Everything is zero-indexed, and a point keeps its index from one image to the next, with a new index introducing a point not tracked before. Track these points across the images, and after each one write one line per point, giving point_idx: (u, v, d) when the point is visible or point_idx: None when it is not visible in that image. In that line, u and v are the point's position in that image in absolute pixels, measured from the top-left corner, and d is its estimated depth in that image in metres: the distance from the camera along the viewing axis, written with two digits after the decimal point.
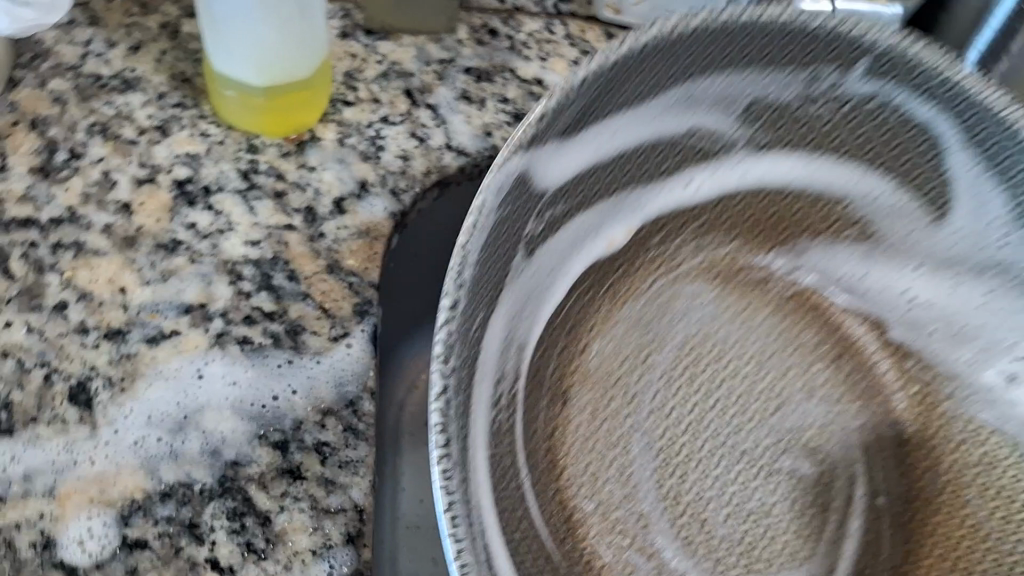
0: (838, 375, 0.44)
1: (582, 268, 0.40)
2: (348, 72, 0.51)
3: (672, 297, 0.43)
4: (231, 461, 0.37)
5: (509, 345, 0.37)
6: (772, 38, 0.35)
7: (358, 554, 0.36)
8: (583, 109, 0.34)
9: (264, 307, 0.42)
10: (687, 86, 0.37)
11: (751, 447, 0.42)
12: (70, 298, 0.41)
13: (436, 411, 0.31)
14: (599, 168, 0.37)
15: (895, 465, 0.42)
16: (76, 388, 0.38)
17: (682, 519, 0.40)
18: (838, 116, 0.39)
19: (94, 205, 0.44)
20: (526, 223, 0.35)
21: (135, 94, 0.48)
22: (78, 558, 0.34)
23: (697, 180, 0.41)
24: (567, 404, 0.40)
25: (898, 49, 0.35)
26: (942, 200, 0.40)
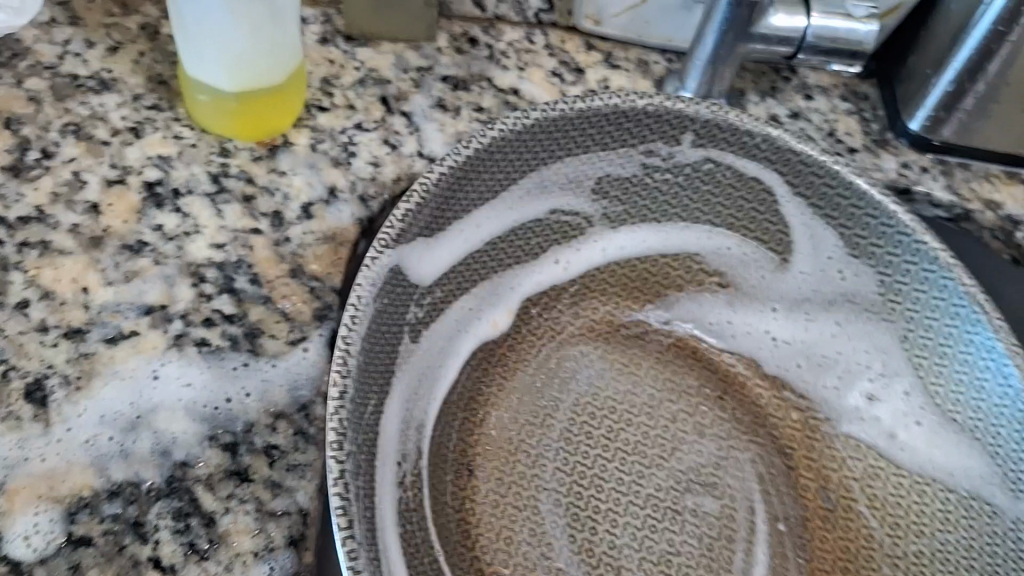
0: (724, 412, 0.49)
1: (471, 348, 0.48)
2: (326, 78, 0.51)
3: (561, 358, 0.49)
4: (180, 462, 0.38)
5: (407, 428, 0.43)
6: (610, 123, 0.47)
7: (298, 557, 0.36)
8: (443, 202, 0.44)
9: (224, 310, 0.42)
10: (539, 173, 0.48)
11: (654, 491, 0.45)
12: (33, 297, 0.41)
13: (335, 494, 0.33)
14: (472, 260, 0.47)
15: (788, 490, 0.47)
16: (32, 385, 0.39)
17: (598, 569, 0.43)
18: (678, 183, 0.50)
19: (62, 205, 0.44)
20: (405, 311, 0.43)
21: (110, 95, 0.49)
22: (21, 553, 0.35)
23: (567, 259, 0.52)
24: (472, 473, 0.44)
25: (713, 120, 0.47)
26: (782, 247, 0.51)
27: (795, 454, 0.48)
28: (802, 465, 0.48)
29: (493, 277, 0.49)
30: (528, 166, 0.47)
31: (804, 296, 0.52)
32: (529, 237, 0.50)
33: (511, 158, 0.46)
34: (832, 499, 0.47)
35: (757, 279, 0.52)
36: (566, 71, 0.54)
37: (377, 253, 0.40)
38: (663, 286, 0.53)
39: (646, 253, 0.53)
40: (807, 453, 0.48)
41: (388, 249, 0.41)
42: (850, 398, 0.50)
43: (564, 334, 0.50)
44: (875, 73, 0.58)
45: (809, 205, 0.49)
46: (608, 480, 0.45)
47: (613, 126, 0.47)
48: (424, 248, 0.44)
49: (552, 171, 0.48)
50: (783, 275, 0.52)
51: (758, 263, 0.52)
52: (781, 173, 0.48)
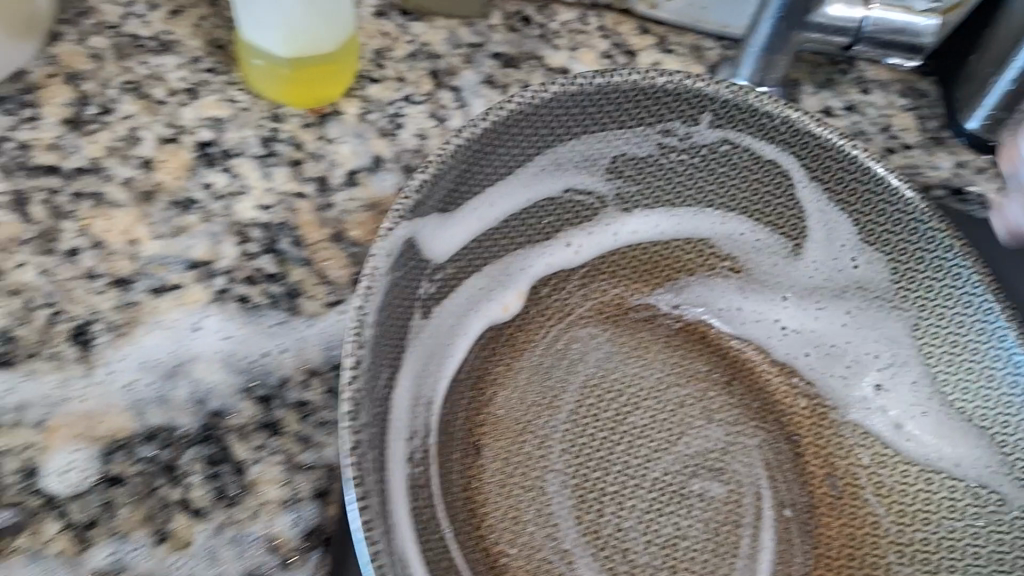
0: (734, 399, 0.49)
1: (480, 327, 0.48)
2: (379, 50, 0.52)
3: (570, 338, 0.49)
4: (214, 411, 0.39)
5: (416, 404, 0.42)
6: (629, 101, 0.46)
7: (323, 510, 0.37)
8: (461, 178, 0.43)
9: (266, 269, 0.43)
10: (551, 152, 0.47)
11: (660, 475, 0.45)
12: (84, 245, 0.43)
13: (351, 467, 0.32)
14: (485, 236, 0.47)
15: (795, 477, 0.46)
16: (78, 329, 0.40)
17: (603, 550, 0.42)
18: (694, 163, 0.50)
19: (117, 159, 0.46)
20: (417, 285, 0.43)
21: (169, 56, 0.50)
22: (58, 487, 0.36)
23: (577, 240, 0.51)
24: (479, 452, 0.44)
25: (734, 99, 0.47)
26: (796, 232, 0.50)
27: (801, 442, 0.48)
28: (809, 451, 0.47)
29: (497, 258, 0.48)
30: (543, 143, 0.46)
31: (819, 284, 0.51)
32: (539, 215, 0.49)
33: (527, 133, 0.45)
34: (838, 486, 0.46)
35: (768, 266, 0.52)
36: (617, 53, 0.54)
37: (393, 224, 0.39)
38: (673, 270, 0.52)
39: (656, 238, 0.52)
40: (813, 441, 0.48)
41: (402, 222, 0.40)
42: (856, 390, 0.50)
43: (572, 316, 0.50)
44: (934, 72, 0.57)
45: (828, 191, 0.48)
46: (614, 463, 0.45)
47: (630, 104, 0.46)
48: (440, 227, 0.44)
49: (567, 148, 0.47)
50: (794, 265, 0.51)
51: (770, 251, 0.51)
52: (799, 157, 0.48)
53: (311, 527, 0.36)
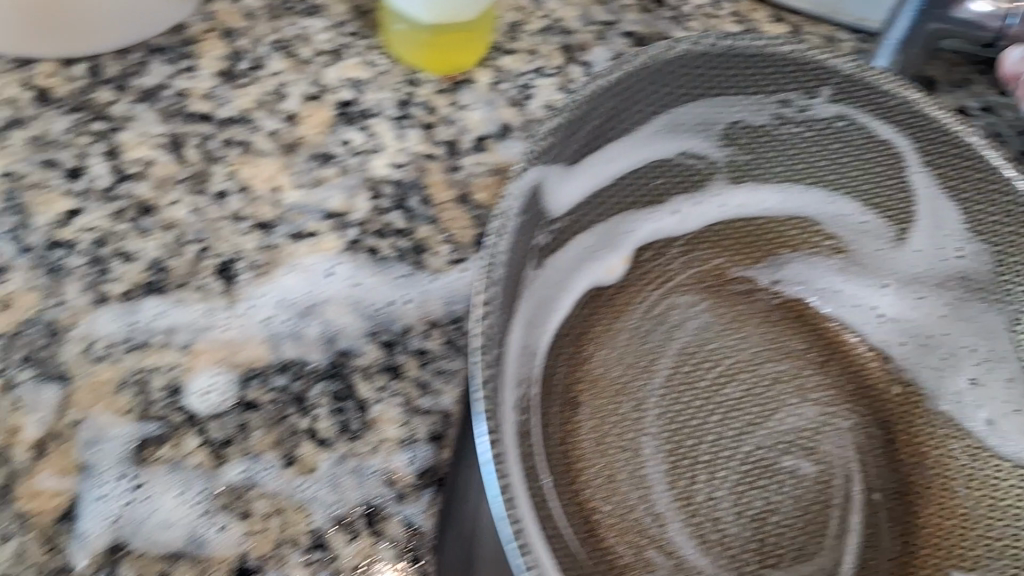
0: (827, 378, 0.49)
1: (585, 287, 0.48)
2: (514, 24, 0.54)
3: (669, 306, 0.49)
4: (342, 350, 0.41)
5: (526, 351, 0.42)
6: (753, 66, 0.47)
7: (437, 453, 0.39)
8: (593, 129, 0.45)
9: (396, 224, 0.46)
10: (667, 115, 0.48)
11: (752, 448, 0.45)
12: (232, 189, 0.46)
13: (481, 400, 0.34)
14: (600, 196, 0.48)
15: (885, 463, 0.47)
16: (223, 265, 0.43)
17: (694, 519, 0.42)
18: (808, 138, 0.50)
19: (265, 112, 0.49)
20: (535, 234, 0.43)
21: (317, 19, 0.53)
22: (199, 405, 0.39)
23: (684, 208, 0.52)
24: (576, 409, 0.44)
25: (855, 75, 0.48)
26: (905, 216, 0.51)
27: (894, 429, 0.48)
28: (901, 439, 0.48)
29: (607, 219, 0.49)
30: (662, 103, 0.48)
31: (915, 275, 0.52)
32: (653, 177, 0.50)
33: (653, 92, 0.47)
34: (928, 474, 0.47)
35: (872, 250, 0.53)
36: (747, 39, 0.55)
37: (524, 166, 0.41)
38: (777, 244, 0.53)
39: (761, 213, 0.53)
40: (905, 429, 0.49)
41: (534, 165, 0.42)
42: (949, 382, 0.50)
43: (672, 281, 0.50)
44: None
45: (938, 175, 0.49)
46: (708, 433, 0.45)
47: (754, 70, 0.48)
48: (565, 180, 0.45)
49: (688, 111, 0.49)
50: (896, 249, 0.52)
51: (875, 234, 0.52)
52: (914, 139, 0.49)
53: (426, 467, 0.38)
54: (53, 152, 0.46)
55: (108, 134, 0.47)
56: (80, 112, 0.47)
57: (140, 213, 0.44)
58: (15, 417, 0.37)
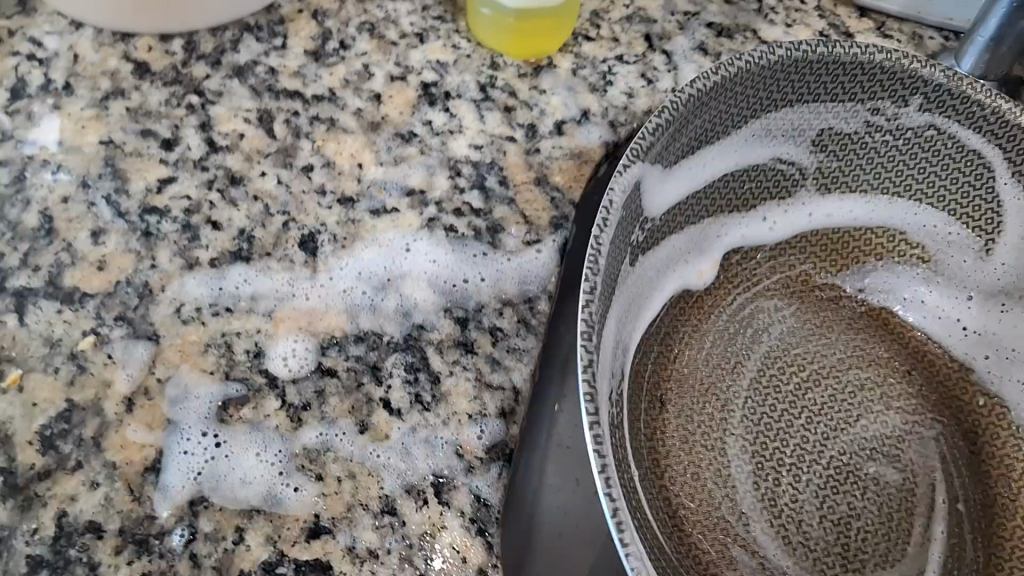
0: (914, 390, 0.47)
1: (672, 290, 0.47)
2: (596, 11, 0.54)
3: (753, 308, 0.48)
4: (418, 324, 0.42)
5: (617, 349, 0.40)
6: (845, 71, 0.44)
7: (506, 428, 0.40)
8: (697, 126, 0.43)
9: (473, 204, 0.46)
10: (763, 119, 0.45)
11: (836, 454, 0.44)
12: (317, 163, 0.47)
13: (585, 382, 0.33)
14: (691, 200, 0.46)
15: (971, 475, 0.45)
16: (307, 237, 0.44)
17: (778, 519, 0.42)
18: (900, 147, 0.47)
19: (351, 90, 0.50)
20: (632, 231, 0.41)
21: (403, 3, 0.54)
22: (279, 370, 0.40)
23: (773, 216, 0.50)
24: (664, 406, 0.44)
25: (951, 84, 0.44)
26: (993, 227, 0.47)
27: (980, 441, 0.46)
28: (985, 452, 0.46)
29: (702, 222, 0.47)
30: (753, 108, 0.44)
31: (998, 287, 0.49)
32: (744, 184, 0.48)
33: (741, 94, 0.43)
34: (1013, 487, 0.44)
35: (958, 263, 0.49)
36: (832, 33, 0.54)
37: (628, 162, 0.39)
38: (861, 252, 0.51)
39: (846, 223, 0.51)
40: (991, 442, 0.46)
41: (637, 159, 0.39)
42: None
43: (756, 286, 0.49)
44: None
45: None
46: (792, 437, 0.44)
47: (846, 78, 0.44)
48: (663, 180, 0.42)
49: (777, 117, 0.45)
50: (982, 263, 0.49)
51: (962, 246, 0.49)
52: (1004, 150, 0.44)
53: (495, 441, 0.39)
54: (150, 122, 0.48)
55: (202, 107, 0.49)
56: (176, 85, 0.49)
57: (229, 184, 0.46)
58: (107, 372, 0.39)
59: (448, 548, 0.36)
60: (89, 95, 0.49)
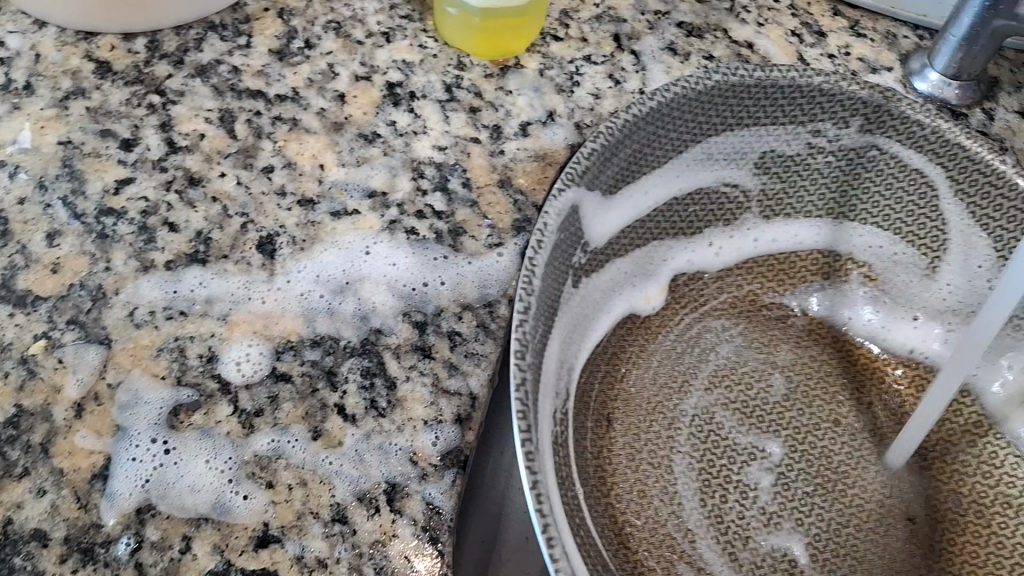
0: (858, 404, 0.50)
1: (621, 312, 0.49)
2: (565, 11, 0.54)
3: (702, 329, 0.51)
4: (375, 328, 0.42)
5: (561, 366, 0.43)
6: (784, 94, 0.47)
7: (461, 434, 0.39)
8: (633, 152, 0.45)
9: (435, 207, 0.46)
10: (707, 144, 0.48)
11: (784, 470, 0.47)
12: (278, 164, 0.47)
13: (517, 399, 0.35)
14: (639, 224, 0.48)
15: (921, 489, 0.47)
16: (265, 239, 0.44)
17: (725, 535, 0.44)
18: (837, 170, 0.50)
19: (315, 90, 0.50)
20: (573, 253, 0.43)
21: (371, 2, 0.54)
22: (233, 375, 0.40)
23: (720, 242, 0.52)
24: (611, 425, 0.46)
25: (886, 104, 0.47)
26: (937, 245, 0.49)
27: (929, 454, 0.48)
28: (935, 465, 0.48)
29: (647, 246, 0.49)
30: (695, 133, 0.47)
31: (945, 308, 0.50)
32: (693, 210, 0.50)
33: (684, 118, 0.46)
34: (963, 502, 0.46)
35: (903, 283, 0.51)
36: (805, 32, 0.53)
37: (562, 187, 0.41)
38: (808, 273, 0.53)
39: (794, 248, 0.53)
40: (939, 455, 0.48)
41: (571, 184, 0.41)
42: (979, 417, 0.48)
43: (706, 307, 0.52)
44: None
45: (968, 205, 0.47)
46: (739, 454, 0.47)
47: (786, 100, 0.47)
48: (601, 209, 0.45)
49: (720, 140, 0.48)
50: (927, 283, 0.50)
51: (908, 265, 0.50)
52: (946, 168, 0.47)
53: (450, 447, 0.39)
54: (110, 122, 0.47)
55: (163, 106, 0.48)
56: (137, 85, 0.49)
57: (188, 185, 0.45)
58: (57, 377, 0.39)
59: (400, 557, 0.36)
60: (49, 93, 0.48)
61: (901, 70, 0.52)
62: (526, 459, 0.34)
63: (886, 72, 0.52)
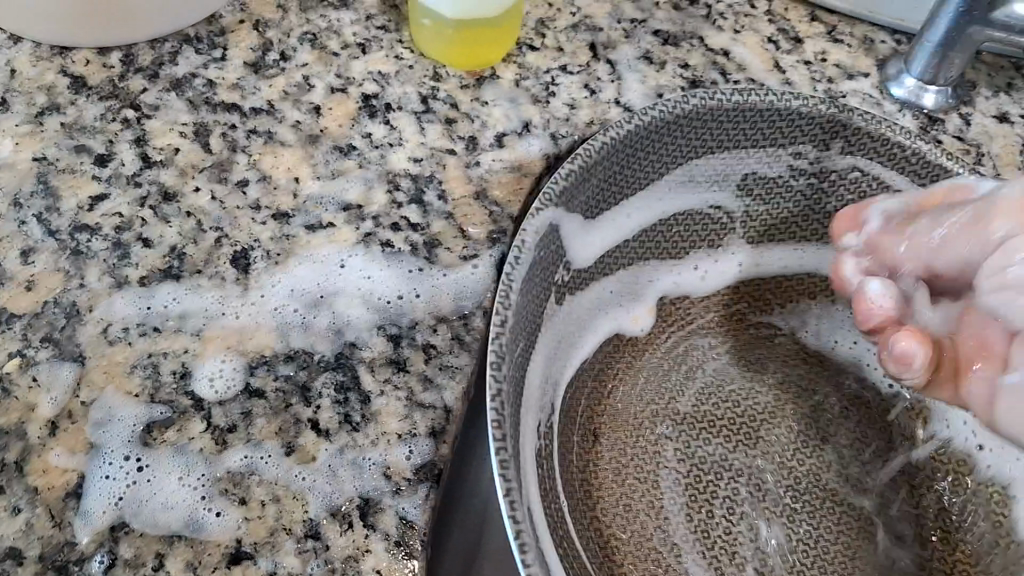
0: (849, 427, 0.49)
1: (606, 331, 0.49)
2: (542, 20, 0.54)
3: (689, 346, 0.50)
4: (350, 342, 0.42)
5: (546, 384, 0.43)
6: (763, 116, 0.46)
7: (435, 447, 0.39)
8: (613, 174, 0.45)
9: (411, 219, 0.46)
10: (689, 165, 0.48)
11: (771, 489, 0.46)
12: (253, 178, 0.47)
13: (492, 409, 0.35)
14: (623, 246, 0.48)
15: (911, 508, 0.46)
16: (239, 253, 0.44)
17: (713, 551, 0.43)
18: (819, 192, 0.49)
19: (291, 103, 0.50)
20: (555, 273, 0.43)
21: (347, 13, 0.54)
22: (206, 391, 0.40)
23: (705, 267, 0.51)
24: (597, 440, 0.46)
25: (866, 127, 0.46)
26: None
27: (917, 473, 0.47)
28: (925, 483, 0.46)
29: (631, 267, 0.49)
30: (676, 155, 0.47)
31: None
32: (678, 228, 0.50)
33: (664, 141, 0.46)
34: (953, 519, 0.45)
35: None
36: (781, 39, 0.53)
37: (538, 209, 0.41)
38: (795, 292, 0.52)
39: (782, 270, 0.52)
40: (929, 476, 0.46)
41: (549, 205, 0.41)
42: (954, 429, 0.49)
43: (694, 325, 0.51)
44: None
45: None
46: (727, 468, 0.46)
47: (765, 125, 0.47)
48: (583, 232, 0.45)
49: (700, 163, 0.48)
50: None
51: None
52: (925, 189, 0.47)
53: (423, 461, 0.39)
54: (85, 138, 0.47)
55: (137, 121, 0.48)
56: (112, 100, 0.49)
57: (162, 200, 0.45)
58: (30, 396, 0.39)
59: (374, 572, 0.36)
60: (23, 109, 0.48)
61: (877, 76, 0.52)
62: (500, 468, 0.33)
63: (861, 78, 0.52)
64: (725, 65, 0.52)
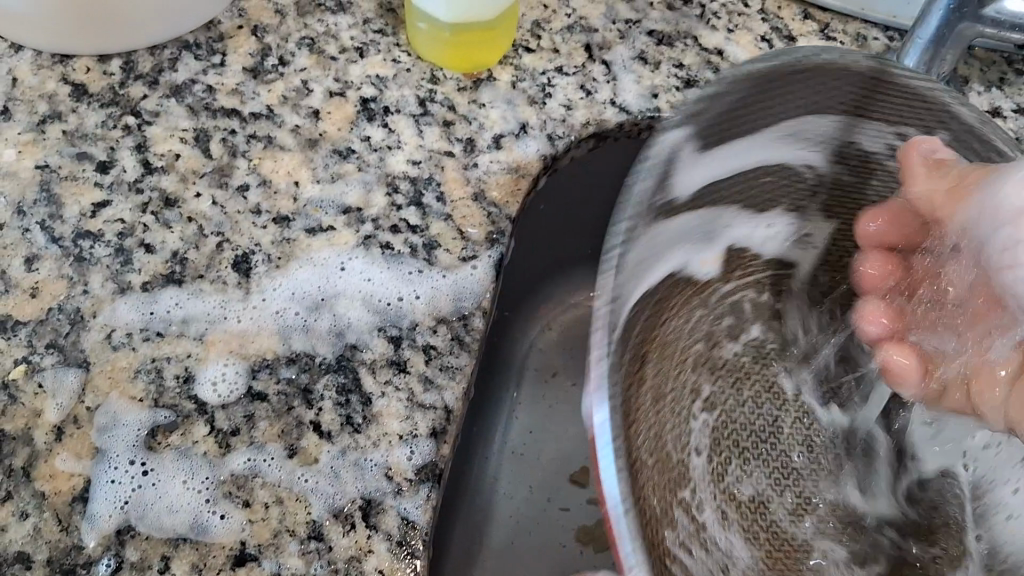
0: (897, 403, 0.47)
1: (666, 270, 0.42)
2: (537, 21, 0.54)
3: (735, 304, 0.50)
4: (351, 344, 0.42)
5: (630, 324, 0.39)
6: (891, 91, 0.41)
7: (436, 447, 0.40)
8: (733, 108, 0.39)
9: (410, 221, 0.46)
10: (800, 121, 0.42)
11: (784, 435, 0.49)
12: (252, 183, 0.47)
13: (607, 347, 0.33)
14: (718, 184, 0.43)
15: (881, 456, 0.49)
16: (240, 258, 0.44)
17: (722, 495, 0.46)
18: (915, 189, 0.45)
19: (289, 107, 0.50)
20: (665, 200, 0.39)
21: (344, 16, 0.54)
22: (209, 395, 0.40)
23: (776, 223, 0.47)
24: (648, 366, 0.42)
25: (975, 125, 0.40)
26: None
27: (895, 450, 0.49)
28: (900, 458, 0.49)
29: (717, 209, 0.44)
30: (806, 107, 0.41)
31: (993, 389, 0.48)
32: (764, 178, 0.45)
33: (795, 91, 0.40)
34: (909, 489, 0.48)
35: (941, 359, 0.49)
36: (775, 37, 0.54)
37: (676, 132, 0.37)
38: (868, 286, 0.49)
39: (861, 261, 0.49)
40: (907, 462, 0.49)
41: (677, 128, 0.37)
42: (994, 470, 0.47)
43: (751, 280, 0.50)
44: None
45: None
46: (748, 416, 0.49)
47: (892, 99, 0.41)
48: (693, 161, 0.39)
49: (809, 122, 0.42)
50: None
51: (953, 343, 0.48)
52: None
53: (424, 461, 0.39)
54: (86, 145, 0.48)
55: (138, 128, 0.48)
56: (112, 107, 0.49)
57: (164, 206, 0.46)
58: (37, 402, 0.39)
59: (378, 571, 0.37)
60: (25, 118, 0.48)
61: None
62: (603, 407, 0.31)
63: None
64: (719, 64, 0.53)
